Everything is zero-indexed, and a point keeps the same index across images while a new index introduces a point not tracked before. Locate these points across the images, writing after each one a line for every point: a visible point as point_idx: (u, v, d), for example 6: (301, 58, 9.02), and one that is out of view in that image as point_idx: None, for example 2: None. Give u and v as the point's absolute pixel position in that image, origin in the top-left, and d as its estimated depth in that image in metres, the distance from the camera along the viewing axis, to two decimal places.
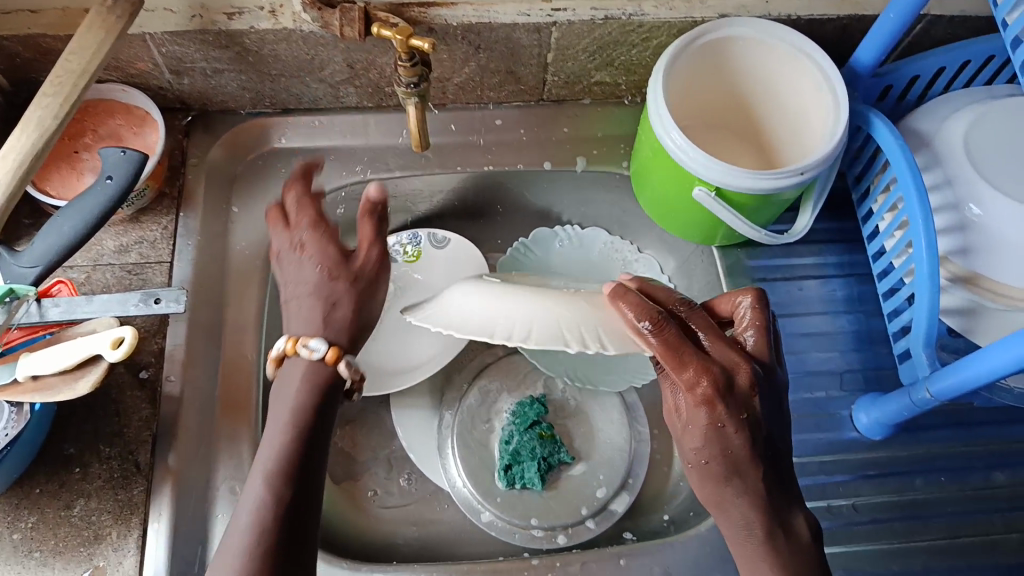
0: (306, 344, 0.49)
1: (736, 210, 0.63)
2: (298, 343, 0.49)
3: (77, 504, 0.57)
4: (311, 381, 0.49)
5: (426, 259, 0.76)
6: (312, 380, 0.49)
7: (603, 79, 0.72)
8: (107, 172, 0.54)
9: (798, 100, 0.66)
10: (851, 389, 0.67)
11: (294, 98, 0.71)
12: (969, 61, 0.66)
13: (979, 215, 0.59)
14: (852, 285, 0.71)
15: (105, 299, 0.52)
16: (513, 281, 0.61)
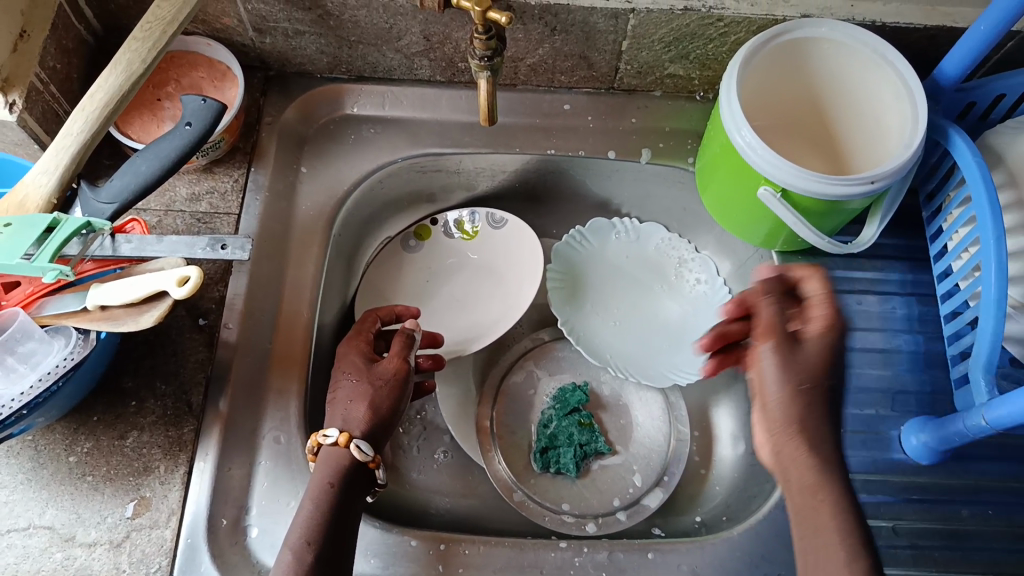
0: (324, 433, 0.56)
1: (800, 215, 0.62)
2: (320, 435, 0.56)
3: (130, 436, 0.60)
4: (341, 470, 0.55)
5: (484, 237, 0.79)
6: (338, 464, 0.55)
7: (677, 72, 0.72)
8: (187, 118, 0.56)
9: (878, 109, 0.64)
10: (901, 410, 0.65)
11: (370, 66, 0.72)
12: None
13: None
14: (913, 305, 0.69)
15: (172, 241, 0.53)
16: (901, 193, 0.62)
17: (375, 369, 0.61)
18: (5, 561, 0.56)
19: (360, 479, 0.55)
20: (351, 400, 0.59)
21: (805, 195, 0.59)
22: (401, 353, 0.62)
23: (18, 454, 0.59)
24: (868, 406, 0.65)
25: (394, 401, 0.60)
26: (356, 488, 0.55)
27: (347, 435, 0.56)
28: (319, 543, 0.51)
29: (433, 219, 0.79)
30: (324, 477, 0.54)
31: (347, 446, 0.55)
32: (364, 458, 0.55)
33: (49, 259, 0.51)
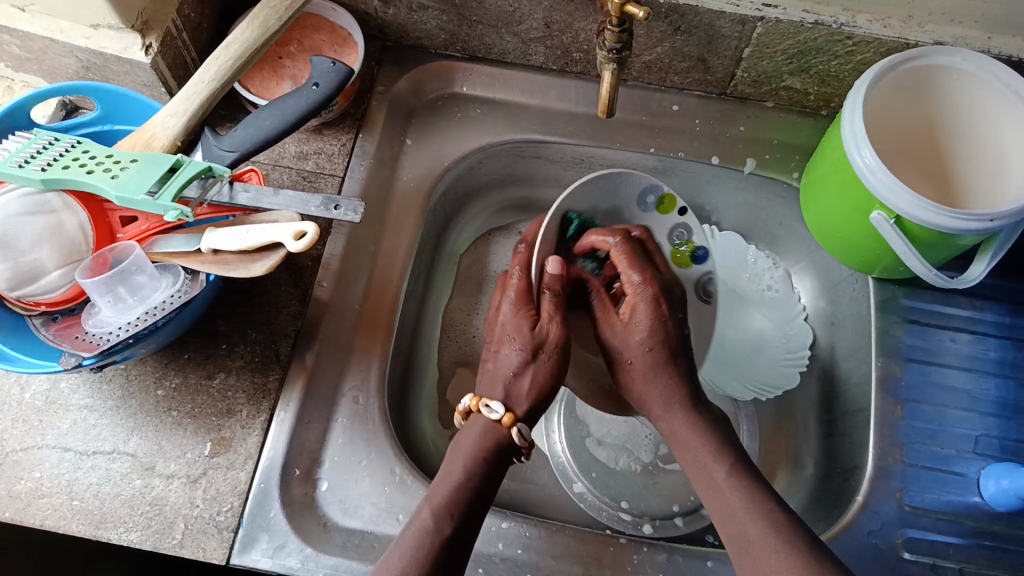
0: (486, 405, 0.57)
1: (911, 244, 0.61)
2: (480, 402, 0.57)
3: (218, 377, 0.62)
4: (494, 447, 0.55)
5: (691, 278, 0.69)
6: (486, 437, 0.56)
7: (793, 85, 0.70)
8: (315, 79, 0.58)
9: (1000, 150, 0.62)
10: (983, 454, 0.64)
11: (485, 47, 0.73)
12: None
13: None
14: (1007, 349, 0.67)
15: (290, 196, 0.55)
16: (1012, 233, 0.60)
17: (523, 342, 0.58)
18: (89, 481, 0.58)
19: (508, 456, 0.56)
20: (512, 375, 0.58)
21: (920, 224, 0.58)
22: (553, 313, 0.59)
23: (110, 381, 0.61)
24: (948, 445, 0.64)
25: (547, 370, 0.58)
26: (504, 459, 0.56)
27: (511, 416, 0.56)
28: (460, 518, 0.51)
29: (683, 208, 0.68)
30: (478, 448, 0.55)
31: (511, 428, 0.56)
32: (523, 444, 0.56)
33: (170, 199, 0.53)
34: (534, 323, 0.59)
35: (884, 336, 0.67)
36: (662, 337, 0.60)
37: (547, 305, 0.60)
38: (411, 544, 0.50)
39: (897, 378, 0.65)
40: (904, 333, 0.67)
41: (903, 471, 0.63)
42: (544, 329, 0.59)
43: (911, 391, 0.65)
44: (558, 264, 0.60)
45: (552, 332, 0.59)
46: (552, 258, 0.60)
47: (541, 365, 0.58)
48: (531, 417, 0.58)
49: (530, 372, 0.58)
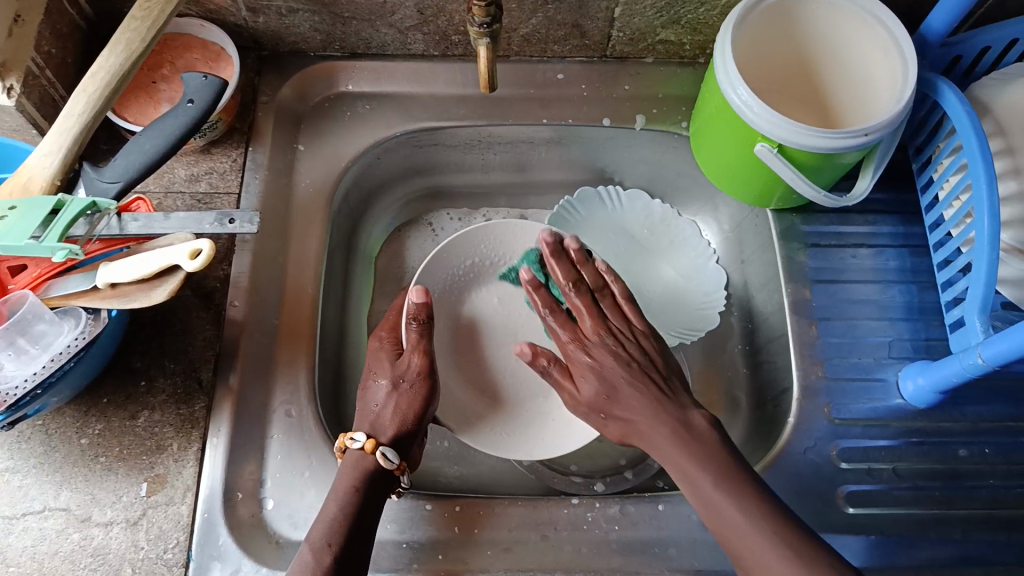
0: (351, 436, 0.57)
1: (796, 168, 0.63)
2: (346, 437, 0.57)
3: (142, 415, 0.60)
4: (366, 475, 0.55)
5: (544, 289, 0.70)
6: (357, 470, 0.56)
7: (668, 37, 0.72)
8: (190, 96, 0.56)
9: (866, 67, 0.65)
10: (899, 356, 0.67)
11: (363, 42, 0.72)
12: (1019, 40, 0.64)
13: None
14: (906, 256, 0.70)
15: (182, 217, 0.54)
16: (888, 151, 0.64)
17: (600, 358, 0.62)
18: (24, 545, 0.56)
19: (384, 485, 0.56)
20: (377, 408, 0.60)
21: (800, 149, 0.61)
22: (416, 343, 0.61)
23: (29, 440, 0.59)
24: (865, 355, 0.67)
25: (631, 391, 0.60)
26: (378, 493, 0.55)
27: (373, 441, 0.56)
28: (340, 546, 0.51)
29: (541, 221, 0.70)
30: (347, 480, 0.55)
31: (374, 453, 0.56)
32: (389, 465, 0.56)
33: (57, 239, 0.51)
34: (398, 357, 0.62)
35: (790, 263, 0.70)
36: (613, 372, 0.61)
37: (580, 301, 0.65)
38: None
39: (808, 300, 0.68)
40: (808, 257, 0.70)
41: (827, 387, 0.66)
42: (408, 359, 0.61)
43: (822, 310, 0.68)
44: (420, 291, 0.61)
45: (626, 347, 0.63)
46: (414, 288, 0.61)
47: (647, 419, 0.58)
48: (400, 442, 0.58)
49: (593, 387, 0.61)
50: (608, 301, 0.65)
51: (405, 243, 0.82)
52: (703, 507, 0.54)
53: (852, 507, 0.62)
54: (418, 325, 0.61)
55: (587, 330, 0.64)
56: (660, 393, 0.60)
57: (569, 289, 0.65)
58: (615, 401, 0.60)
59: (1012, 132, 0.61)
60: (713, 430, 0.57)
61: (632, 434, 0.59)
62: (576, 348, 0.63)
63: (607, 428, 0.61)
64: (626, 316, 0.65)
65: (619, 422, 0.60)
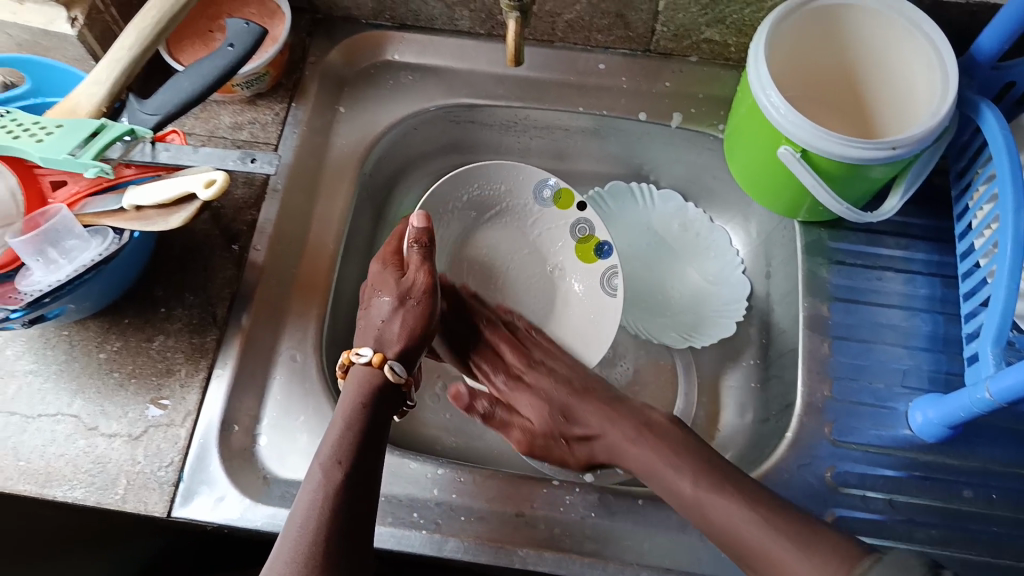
0: (358, 351, 0.59)
1: (821, 178, 0.62)
2: (352, 352, 0.59)
3: (157, 339, 0.63)
4: (370, 390, 0.57)
5: (595, 272, 0.74)
6: (366, 382, 0.57)
7: (713, 37, 0.72)
8: (231, 40, 0.59)
9: (911, 82, 0.63)
10: (912, 387, 0.64)
11: (413, 14, 0.75)
12: None
13: None
14: (937, 285, 0.68)
15: (208, 153, 0.56)
16: (925, 172, 0.63)
17: (541, 384, 0.68)
18: (34, 443, 0.59)
19: (390, 397, 0.58)
20: (382, 322, 0.61)
21: (824, 156, 0.60)
22: (420, 261, 0.64)
23: (54, 347, 0.63)
24: (878, 381, 0.65)
25: (582, 404, 0.66)
26: (386, 406, 0.57)
27: (381, 355, 0.58)
28: (349, 464, 0.51)
29: (581, 203, 0.74)
30: (357, 392, 0.56)
31: (381, 366, 0.58)
32: (397, 378, 0.58)
33: (92, 158, 0.54)
34: (401, 274, 0.64)
35: (811, 278, 0.68)
36: (547, 399, 0.67)
37: (500, 338, 0.70)
38: (307, 494, 0.49)
39: (825, 317, 0.67)
40: (831, 274, 0.68)
41: (834, 407, 0.64)
42: (412, 276, 0.63)
43: (840, 329, 0.66)
44: (421, 216, 0.65)
45: (558, 368, 0.69)
46: (416, 214, 0.65)
47: (611, 428, 0.63)
48: (406, 357, 0.61)
49: (538, 413, 0.67)
50: (502, 338, 0.70)
51: None
52: (673, 497, 0.57)
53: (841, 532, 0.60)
54: (416, 246, 0.64)
55: (515, 365, 0.70)
56: (613, 402, 0.65)
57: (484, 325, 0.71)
58: (597, 441, 0.64)
59: None
60: (676, 425, 0.62)
61: (599, 454, 0.64)
62: (516, 399, 0.68)
63: (563, 453, 0.65)
64: (533, 358, 0.70)
65: (584, 443, 0.64)
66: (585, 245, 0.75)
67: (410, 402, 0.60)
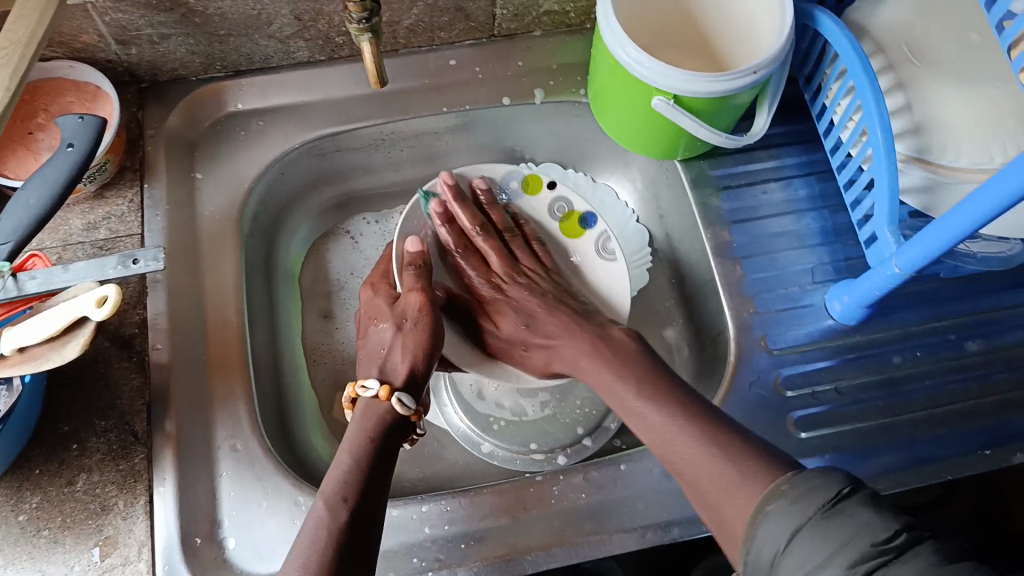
0: (363, 385, 0.57)
1: (695, 117, 0.64)
2: (358, 387, 0.57)
3: (79, 479, 0.58)
4: (380, 423, 0.54)
5: (588, 242, 0.73)
6: (369, 415, 0.55)
7: (551, 8, 0.72)
8: (69, 140, 0.53)
9: (747, 7, 0.66)
10: (823, 281, 0.69)
11: (245, 58, 0.70)
12: None
13: (919, 66, 0.61)
14: (813, 183, 0.72)
15: (81, 266, 0.52)
16: (783, 84, 0.65)
17: (515, 292, 0.69)
18: None
19: (399, 430, 0.55)
20: (386, 350, 0.60)
21: (695, 97, 0.61)
22: (412, 282, 0.63)
23: None
24: (791, 285, 0.69)
25: (548, 317, 0.67)
26: (394, 437, 0.55)
27: (388, 388, 0.56)
28: (355, 500, 0.49)
29: (552, 182, 0.73)
30: (362, 430, 0.54)
31: (390, 399, 0.56)
32: (404, 411, 0.55)
33: None
34: (397, 301, 0.63)
35: (705, 210, 0.71)
36: (522, 295, 0.68)
37: (411, 278, 0.63)
38: (309, 535, 0.47)
39: (728, 241, 0.70)
40: (722, 200, 0.71)
41: (760, 320, 0.67)
42: (406, 300, 0.62)
43: (744, 248, 0.69)
44: (416, 242, 0.65)
45: (536, 282, 0.70)
46: (410, 239, 0.65)
47: (568, 338, 0.65)
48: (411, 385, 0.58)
49: (508, 323, 0.68)
50: (491, 245, 0.70)
51: (326, 254, 0.80)
52: (663, 454, 0.55)
53: (804, 432, 0.64)
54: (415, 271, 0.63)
55: (496, 271, 0.70)
56: (581, 316, 0.67)
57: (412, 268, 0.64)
58: (551, 349, 0.66)
59: (890, 47, 0.63)
60: (632, 341, 0.64)
61: (556, 361, 0.66)
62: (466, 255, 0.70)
63: (518, 360, 0.68)
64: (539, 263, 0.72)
65: (542, 350, 0.67)
66: (569, 223, 0.74)
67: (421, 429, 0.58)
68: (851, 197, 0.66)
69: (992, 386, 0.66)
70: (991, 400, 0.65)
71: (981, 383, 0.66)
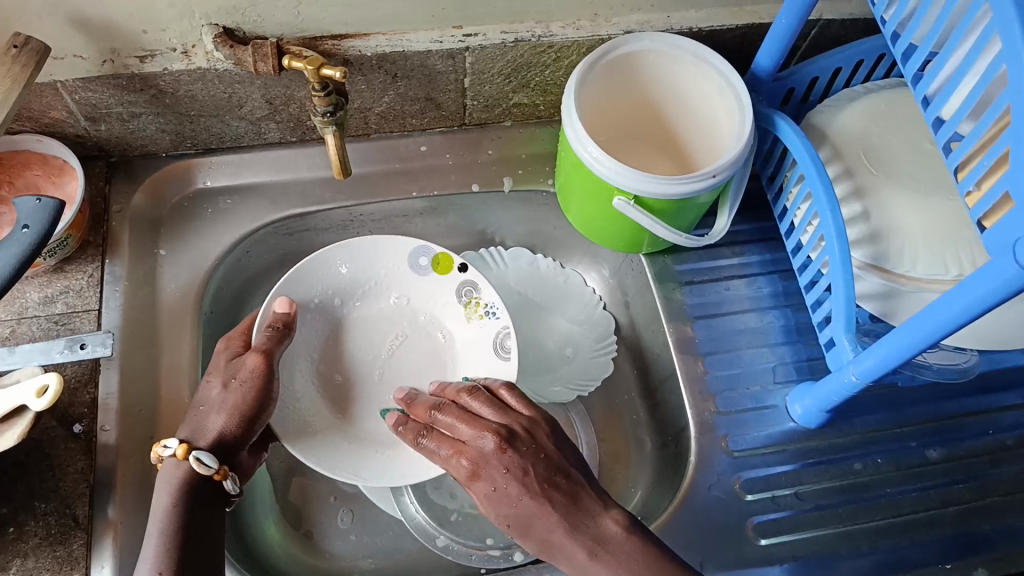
0: (162, 445, 0.55)
1: (656, 215, 0.64)
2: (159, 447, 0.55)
3: (14, 565, 0.56)
4: (178, 486, 0.54)
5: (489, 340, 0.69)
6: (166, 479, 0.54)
7: (522, 100, 0.74)
8: (24, 221, 0.53)
9: (710, 110, 0.67)
10: (784, 381, 0.69)
11: (216, 138, 0.71)
12: (840, 68, 0.69)
13: (875, 175, 0.62)
14: (777, 281, 0.73)
15: (26, 349, 0.51)
16: (745, 185, 0.67)
17: (496, 466, 0.57)
18: None
19: (205, 496, 0.55)
20: (206, 408, 0.58)
21: (655, 198, 0.62)
22: (264, 341, 0.61)
23: None
24: (753, 384, 0.68)
25: (545, 499, 0.56)
26: (203, 507, 0.54)
27: (184, 447, 0.54)
28: (172, 573, 0.49)
29: (463, 264, 0.71)
30: (167, 498, 0.53)
31: (188, 458, 0.54)
32: (205, 471, 0.54)
33: None
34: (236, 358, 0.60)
35: (669, 304, 0.71)
36: (517, 458, 0.57)
37: (263, 339, 0.61)
38: None
39: (690, 337, 0.70)
40: (685, 295, 0.72)
41: (722, 420, 0.67)
42: (245, 357, 0.60)
43: (707, 345, 0.69)
44: (285, 303, 0.64)
45: (519, 447, 0.58)
46: (282, 299, 0.64)
47: (539, 510, 0.56)
48: (223, 446, 0.57)
49: (497, 501, 0.56)
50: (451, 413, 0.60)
51: None
52: None
53: (764, 538, 0.63)
54: (269, 334, 0.62)
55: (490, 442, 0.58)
56: (573, 500, 0.56)
57: (268, 330, 0.62)
58: (552, 542, 0.55)
59: (848, 155, 0.64)
60: (629, 533, 0.55)
61: (555, 550, 0.56)
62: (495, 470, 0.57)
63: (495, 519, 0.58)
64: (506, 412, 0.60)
65: (546, 537, 0.56)
66: (471, 307, 0.71)
67: (235, 490, 0.57)
68: (806, 282, 0.67)
69: (953, 495, 0.65)
70: (951, 509, 0.65)
71: (941, 492, 0.66)
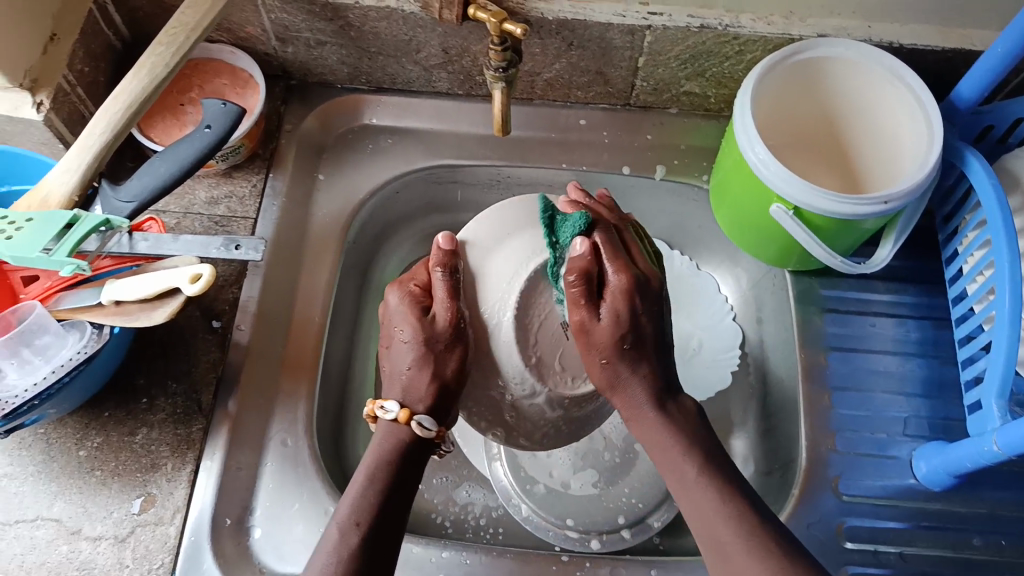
0: (382, 405, 0.54)
1: (813, 231, 0.61)
2: (376, 404, 0.54)
3: (140, 432, 0.61)
4: (387, 445, 0.53)
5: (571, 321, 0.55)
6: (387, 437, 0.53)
7: (693, 90, 0.72)
8: (207, 122, 0.57)
9: (896, 131, 0.63)
10: (914, 435, 0.64)
11: (389, 78, 0.73)
12: None
13: None
14: (928, 328, 0.68)
15: (188, 240, 0.55)
16: (917, 219, 0.62)
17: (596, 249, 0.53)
18: (12, 553, 0.56)
19: (419, 452, 0.53)
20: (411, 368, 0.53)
21: (815, 212, 0.59)
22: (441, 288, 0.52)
23: (30, 447, 0.60)
24: (879, 430, 0.64)
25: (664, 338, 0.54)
26: (416, 464, 0.53)
27: (406, 412, 0.52)
28: (368, 525, 0.49)
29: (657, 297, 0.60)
30: (368, 451, 0.53)
31: (409, 423, 0.53)
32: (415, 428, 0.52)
33: (67, 254, 0.51)
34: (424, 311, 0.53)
35: (806, 327, 0.68)
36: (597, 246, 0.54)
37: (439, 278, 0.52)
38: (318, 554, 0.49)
39: (821, 366, 0.66)
40: (825, 321, 0.68)
41: (837, 459, 0.63)
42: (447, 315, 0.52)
43: (838, 378, 0.66)
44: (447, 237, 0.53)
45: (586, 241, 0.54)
46: (439, 236, 0.53)
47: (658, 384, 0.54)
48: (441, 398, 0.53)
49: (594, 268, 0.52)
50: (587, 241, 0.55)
51: None
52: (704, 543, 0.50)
53: None
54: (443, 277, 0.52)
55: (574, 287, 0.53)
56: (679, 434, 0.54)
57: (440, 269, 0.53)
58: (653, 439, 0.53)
59: None
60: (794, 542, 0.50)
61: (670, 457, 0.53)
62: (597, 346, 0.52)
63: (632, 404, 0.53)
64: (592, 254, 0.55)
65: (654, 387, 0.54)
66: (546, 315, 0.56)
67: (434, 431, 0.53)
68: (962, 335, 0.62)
69: None
70: None
71: None
